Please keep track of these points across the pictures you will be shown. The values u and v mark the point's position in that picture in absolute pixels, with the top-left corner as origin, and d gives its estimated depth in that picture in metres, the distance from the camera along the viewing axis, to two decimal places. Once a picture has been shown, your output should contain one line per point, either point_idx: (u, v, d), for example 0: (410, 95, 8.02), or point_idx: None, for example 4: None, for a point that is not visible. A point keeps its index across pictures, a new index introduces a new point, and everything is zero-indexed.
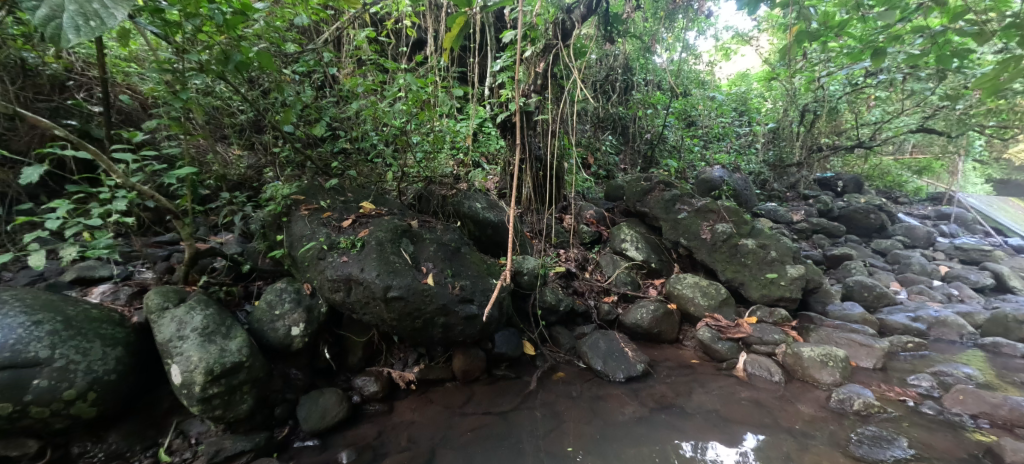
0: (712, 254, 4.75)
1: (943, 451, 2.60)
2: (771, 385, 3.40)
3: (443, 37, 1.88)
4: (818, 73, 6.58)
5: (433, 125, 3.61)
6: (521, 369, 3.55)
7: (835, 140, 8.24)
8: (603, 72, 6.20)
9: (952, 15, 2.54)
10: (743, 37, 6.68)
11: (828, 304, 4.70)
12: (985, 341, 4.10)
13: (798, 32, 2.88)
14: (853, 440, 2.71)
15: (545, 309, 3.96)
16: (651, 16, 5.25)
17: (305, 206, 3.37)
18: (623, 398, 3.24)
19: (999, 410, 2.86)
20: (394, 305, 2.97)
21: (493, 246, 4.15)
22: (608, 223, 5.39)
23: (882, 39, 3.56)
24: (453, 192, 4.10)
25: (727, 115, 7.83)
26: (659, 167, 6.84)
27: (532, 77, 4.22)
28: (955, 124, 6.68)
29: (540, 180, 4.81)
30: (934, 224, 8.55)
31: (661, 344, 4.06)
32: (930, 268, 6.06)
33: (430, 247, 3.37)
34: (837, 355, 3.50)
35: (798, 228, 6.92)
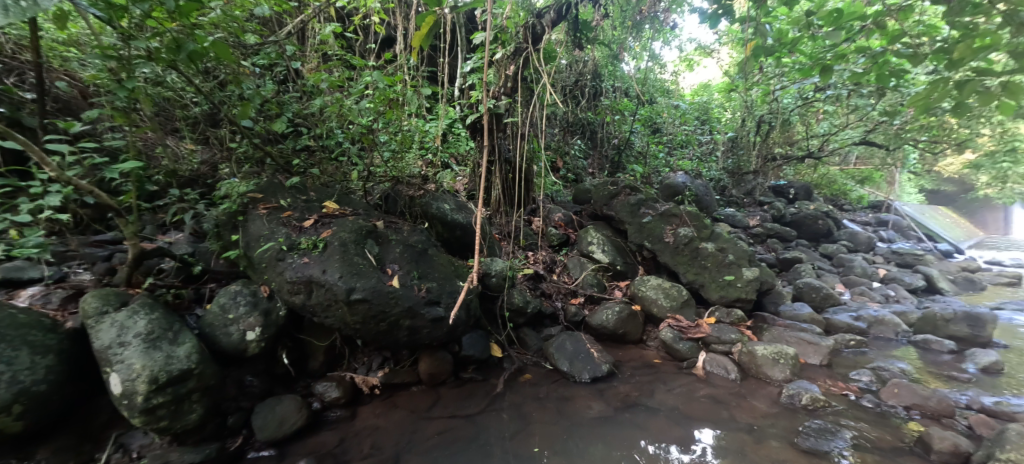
0: (675, 257, 4.91)
1: (880, 441, 2.79)
2: (728, 383, 3.55)
3: (412, 36, 1.86)
4: (774, 86, 6.95)
5: (401, 124, 3.55)
6: (488, 372, 3.54)
7: (788, 150, 8.71)
8: (573, 77, 6.30)
9: (891, 38, 2.74)
10: (705, 49, 6.96)
11: (781, 305, 4.96)
12: (918, 338, 4.44)
13: (755, 47, 3.04)
14: (801, 433, 2.87)
15: (513, 311, 3.96)
16: (619, 24, 5.36)
17: (263, 204, 3.22)
18: (589, 398, 3.29)
19: (929, 402, 3.10)
20: (358, 308, 2.89)
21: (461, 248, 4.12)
22: (576, 226, 5.48)
23: (831, 56, 3.80)
24: (421, 193, 4.03)
25: (690, 123, 8.12)
26: (626, 171, 7.01)
27: (503, 80, 4.18)
28: (893, 138, 7.22)
29: (509, 182, 4.82)
30: (874, 229, 9.21)
31: (625, 345, 4.16)
32: (871, 271, 6.52)
33: (396, 248, 3.30)
34: (788, 352, 3.67)
35: (754, 232, 7.27)
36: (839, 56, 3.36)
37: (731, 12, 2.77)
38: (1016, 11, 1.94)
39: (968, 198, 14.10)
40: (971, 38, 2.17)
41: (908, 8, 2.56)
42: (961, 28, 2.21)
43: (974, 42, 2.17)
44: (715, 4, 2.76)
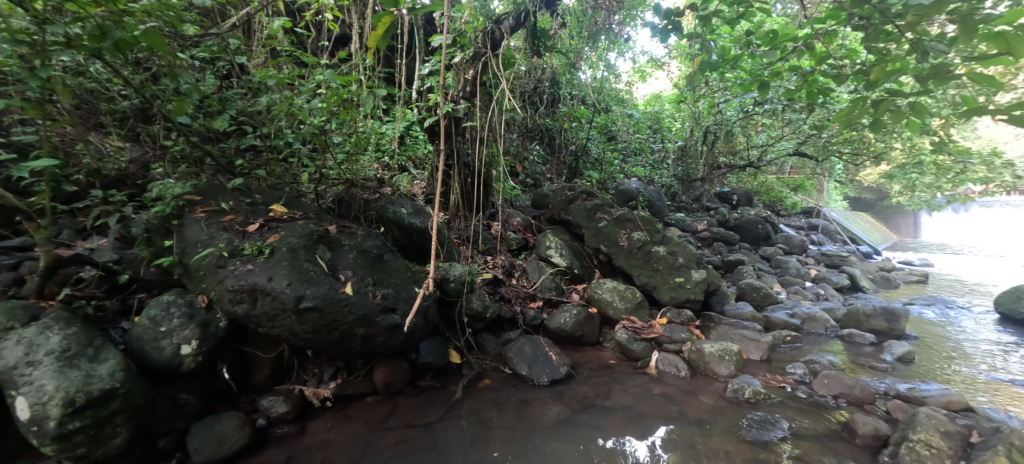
0: (629, 260, 5.07)
1: (813, 428, 3.01)
2: (678, 380, 3.70)
3: (368, 36, 1.80)
4: (718, 99, 7.38)
5: (356, 126, 3.44)
6: (447, 379, 3.48)
7: (731, 159, 9.27)
8: (532, 83, 6.29)
9: (820, 59, 2.99)
10: (656, 62, 7.28)
11: (725, 304, 5.24)
12: (843, 332, 4.84)
13: (701, 62, 3.22)
14: (744, 425, 3.04)
15: (472, 316, 3.92)
16: (576, 34, 5.50)
17: (201, 207, 3.01)
18: (548, 401, 3.32)
19: (853, 391, 3.38)
20: (307, 317, 2.75)
21: (419, 253, 4.04)
22: (535, 230, 5.53)
23: (768, 73, 4.08)
24: (377, 196, 3.90)
25: (642, 132, 8.45)
26: (582, 177, 7.20)
27: (462, 84, 4.22)
28: (821, 150, 7.87)
29: (468, 187, 4.79)
30: (807, 233, 9.99)
31: (582, 347, 4.23)
32: (804, 271, 7.06)
33: (349, 254, 3.18)
34: (732, 349, 3.88)
35: (702, 236, 7.67)
36: (774, 74, 3.64)
37: (679, 28, 2.92)
38: (921, 39, 2.16)
39: (883, 205, 15.66)
40: (885, 62, 2.41)
41: (832, 33, 2.82)
42: (877, 53, 2.44)
43: (887, 66, 2.41)
44: (664, 20, 2.91)
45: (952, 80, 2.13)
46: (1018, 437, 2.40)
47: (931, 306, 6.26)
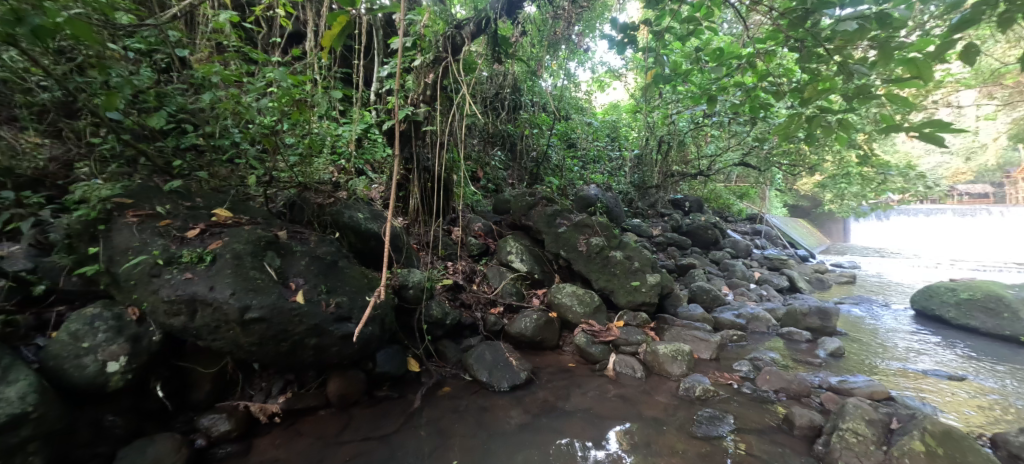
0: (588, 265, 5.18)
1: (756, 422, 3.19)
2: (634, 381, 3.82)
3: (323, 34, 1.74)
4: (671, 111, 7.72)
5: (309, 127, 3.31)
6: (405, 388, 3.40)
7: (683, 168, 9.71)
8: (494, 89, 6.30)
9: (761, 77, 3.20)
10: (614, 73, 7.51)
11: (678, 306, 5.47)
12: (783, 330, 5.17)
13: (655, 76, 3.37)
14: (695, 421, 3.17)
15: (431, 323, 3.85)
16: (537, 42, 5.57)
17: (132, 211, 2.78)
18: (508, 406, 3.32)
19: (791, 385, 3.62)
20: (253, 328, 2.59)
21: (376, 259, 3.92)
22: (495, 236, 5.53)
23: (716, 87, 4.30)
24: (332, 201, 3.77)
25: (601, 140, 8.70)
26: (543, 183, 7.30)
27: (422, 88, 4.16)
28: (763, 161, 8.42)
29: (427, 192, 4.73)
30: (751, 238, 10.64)
31: (542, 351, 4.27)
32: (749, 274, 7.51)
33: (301, 261, 3.04)
34: (684, 349, 4.05)
35: (657, 241, 7.98)
36: (721, 88, 3.85)
37: (635, 41, 3.04)
38: (847, 62, 2.36)
39: (818, 211, 16.99)
40: (816, 82, 2.61)
41: (771, 53, 3.03)
42: (810, 73, 2.64)
43: (819, 85, 2.61)
44: (621, 33, 3.02)
45: (873, 99, 2.35)
46: (931, 422, 2.64)
47: (858, 305, 6.83)
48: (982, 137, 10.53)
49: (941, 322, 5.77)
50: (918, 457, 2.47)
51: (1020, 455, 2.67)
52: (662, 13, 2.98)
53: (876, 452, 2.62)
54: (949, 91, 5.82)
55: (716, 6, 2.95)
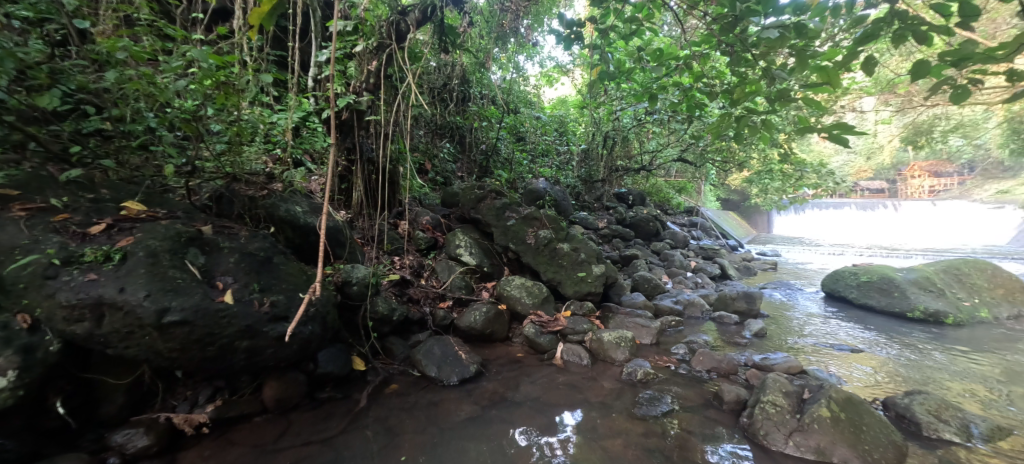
0: (536, 257, 5.25)
1: (690, 400, 3.42)
2: (581, 368, 3.95)
3: (249, 13, 1.61)
4: (615, 107, 7.93)
5: (238, 113, 3.05)
6: (349, 388, 3.28)
7: (627, 163, 10.11)
8: (442, 80, 6.12)
9: (697, 78, 3.41)
10: (562, 68, 7.61)
11: (622, 295, 5.71)
12: (715, 314, 5.57)
13: (601, 72, 3.45)
14: (636, 402, 3.34)
15: (377, 320, 3.72)
16: (485, 33, 5.52)
17: (18, 204, 2.41)
18: (457, 400, 3.30)
19: (721, 364, 3.91)
20: (173, 333, 2.38)
21: (316, 254, 3.72)
22: (444, 229, 5.45)
23: (657, 86, 4.49)
24: (264, 193, 3.54)
25: (549, 134, 8.83)
26: (492, 176, 7.32)
27: (365, 76, 3.97)
28: (699, 158, 8.95)
29: (372, 184, 4.56)
30: (689, 229, 11.33)
31: (492, 343, 4.29)
32: (685, 263, 8.00)
33: (229, 258, 2.82)
34: (627, 335, 4.25)
35: (602, 233, 8.27)
36: (661, 88, 4.04)
37: (581, 38, 3.09)
38: (770, 67, 2.55)
39: (747, 205, 18.45)
40: (744, 85, 2.81)
41: (705, 56, 3.22)
42: (739, 76, 2.83)
43: (746, 88, 2.81)
44: (568, 29, 3.07)
45: (791, 103, 2.56)
46: (836, 391, 2.95)
47: (778, 289, 7.51)
48: (879, 139, 11.91)
49: (846, 302, 6.48)
50: (825, 422, 2.76)
51: (904, 415, 3.08)
52: (607, 12, 3.06)
53: (791, 419, 2.88)
54: (854, 97, 6.50)
55: (656, 8, 3.08)
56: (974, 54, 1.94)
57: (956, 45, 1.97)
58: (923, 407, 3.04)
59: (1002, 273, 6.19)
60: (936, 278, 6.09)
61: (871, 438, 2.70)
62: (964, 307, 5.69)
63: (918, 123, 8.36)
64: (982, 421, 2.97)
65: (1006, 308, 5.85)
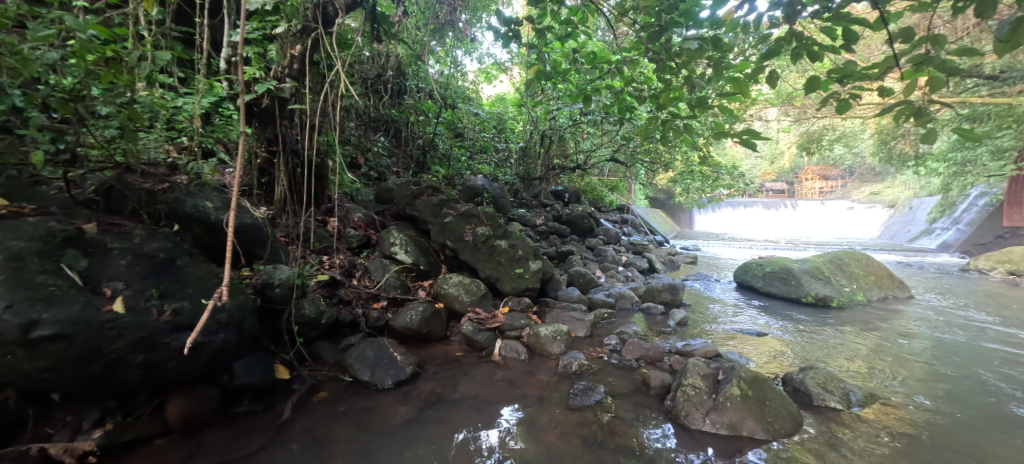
0: (474, 254, 5.22)
1: (621, 388, 3.59)
2: (519, 363, 3.98)
3: None
4: (552, 106, 7.97)
5: (132, 95, 2.67)
6: (271, 399, 3.03)
7: (563, 161, 10.38)
8: (375, 71, 5.92)
9: (627, 82, 3.58)
10: (499, 65, 7.62)
11: (559, 290, 5.86)
12: (644, 306, 5.91)
13: (538, 72, 3.49)
14: (571, 393, 3.44)
15: (303, 324, 3.47)
16: (421, 25, 5.38)
17: None
18: (392, 403, 3.19)
19: (648, 352, 4.15)
20: (46, 350, 2.03)
21: (231, 255, 3.37)
22: (378, 227, 5.22)
23: (591, 88, 4.64)
24: (166, 187, 3.12)
25: (488, 132, 8.71)
26: (429, 173, 7.16)
27: (288, 61, 3.66)
28: (629, 158, 9.43)
29: (296, 178, 4.26)
30: (620, 226, 11.93)
31: (429, 343, 4.19)
32: (617, 258, 8.40)
33: (120, 261, 2.47)
34: (563, 329, 4.36)
35: (540, 230, 8.43)
36: (594, 89, 4.19)
37: (519, 36, 3.09)
38: (690, 76, 2.71)
39: (672, 203, 19.80)
40: (669, 91, 2.99)
41: (634, 61, 3.39)
42: (665, 82, 3.00)
43: (671, 95, 2.99)
44: (506, 27, 3.04)
45: (709, 109, 2.77)
46: (744, 370, 3.25)
47: (698, 281, 8.15)
48: (781, 145, 13.37)
49: (754, 291, 7.21)
50: (735, 400, 3.02)
51: (799, 388, 3.47)
52: (543, 13, 3.09)
53: (707, 400, 3.12)
54: (761, 107, 7.21)
55: (590, 13, 3.19)
56: (854, 72, 2.20)
57: (841, 64, 2.22)
58: (814, 380, 3.45)
59: (874, 262, 7.21)
60: (824, 268, 6.95)
61: (773, 411, 3.01)
62: (845, 292, 6.56)
63: (811, 132, 9.49)
64: (858, 390, 3.44)
65: (876, 292, 6.82)
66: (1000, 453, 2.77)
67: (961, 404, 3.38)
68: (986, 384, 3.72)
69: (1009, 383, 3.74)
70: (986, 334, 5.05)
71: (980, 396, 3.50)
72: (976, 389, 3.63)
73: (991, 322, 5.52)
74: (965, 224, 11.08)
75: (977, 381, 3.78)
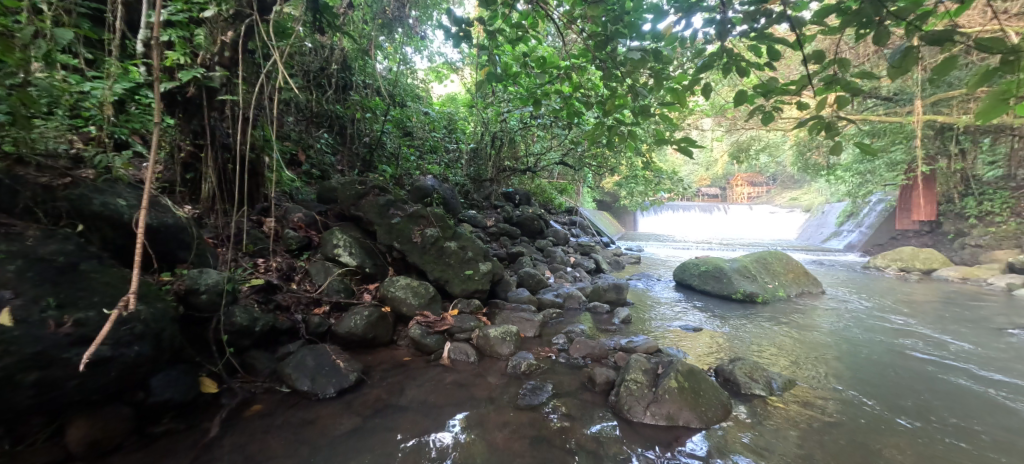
0: (422, 256, 5.11)
1: (568, 385, 3.67)
2: (468, 366, 3.95)
3: None
4: (503, 108, 7.94)
5: (25, 76, 2.33)
6: (197, 416, 2.78)
7: (514, 164, 10.46)
8: (318, 63, 5.89)
9: (575, 89, 3.67)
10: (450, 65, 7.56)
11: (508, 291, 5.90)
12: (590, 304, 6.10)
13: (489, 73, 3.47)
14: (520, 393, 3.47)
15: (234, 333, 3.22)
16: (368, 19, 5.24)
17: None
18: (335, 412, 3.04)
19: (594, 350, 4.28)
20: None
21: (143, 257, 3.02)
22: (320, 227, 4.96)
23: (540, 91, 4.71)
24: (67, 182, 2.72)
25: (438, 131, 8.54)
26: (376, 172, 6.91)
27: (218, 47, 3.39)
28: (578, 161, 9.69)
29: (226, 175, 3.94)
30: (569, 228, 12.22)
31: (375, 348, 4.04)
32: (566, 259, 8.59)
33: (9, 266, 2.15)
34: (512, 330, 4.38)
35: (490, 231, 8.43)
36: (544, 94, 4.26)
37: (469, 37, 3.05)
38: (635, 85, 2.82)
39: (617, 206, 20.57)
40: (614, 98, 3.09)
41: (582, 68, 3.47)
42: (611, 90, 3.11)
43: (616, 101, 3.09)
44: (456, 26, 3.00)
45: (651, 117, 2.90)
46: (681, 364, 3.44)
47: (641, 280, 8.55)
48: (715, 152, 14.36)
49: (691, 289, 7.68)
50: (673, 392, 3.19)
51: (729, 378, 3.73)
52: (494, 15, 3.06)
53: (648, 393, 3.27)
54: (697, 117, 7.72)
55: (540, 18, 3.23)
56: (776, 88, 2.41)
57: (764, 80, 2.42)
58: (741, 370, 3.73)
59: (792, 261, 7.92)
60: (752, 267, 7.54)
61: (706, 400, 3.21)
62: (769, 288, 7.16)
63: (740, 142, 10.29)
64: (779, 377, 3.76)
65: (794, 288, 7.51)
66: (900, 440, 2.96)
67: (869, 396, 3.61)
68: (892, 376, 4.01)
69: (913, 375, 4.03)
70: (897, 330, 5.45)
71: (885, 387, 3.77)
72: (882, 381, 3.91)
73: (905, 319, 5.94)
74: (867, 227, 12.48)
75: (884, 373, 4.08)
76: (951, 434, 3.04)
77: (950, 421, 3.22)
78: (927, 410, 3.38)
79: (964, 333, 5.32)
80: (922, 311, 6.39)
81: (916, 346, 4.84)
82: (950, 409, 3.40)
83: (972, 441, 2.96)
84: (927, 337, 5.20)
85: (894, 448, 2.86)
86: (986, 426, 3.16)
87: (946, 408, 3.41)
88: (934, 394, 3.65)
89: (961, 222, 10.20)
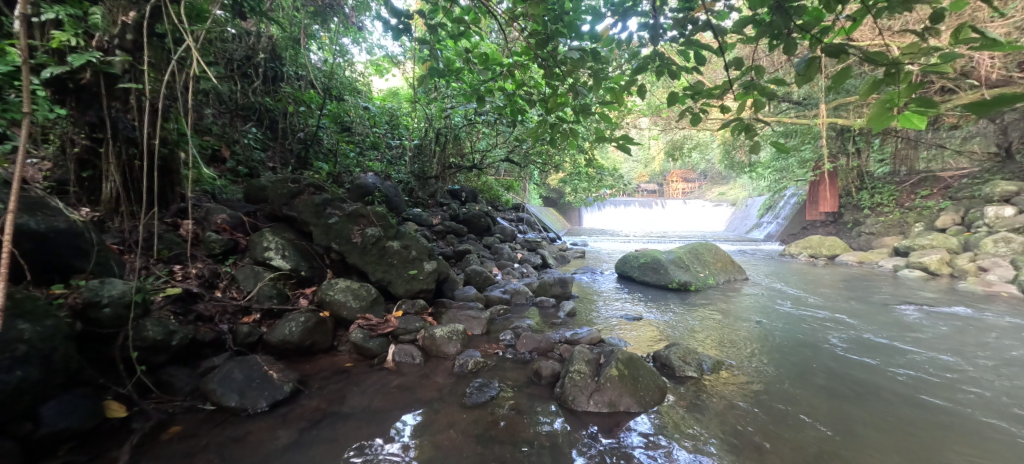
0: (363, 256, 4.90)
1: (515, 381, 3.69)
2: (413, 368, 3.85)
3: None
4: (446, 104, 7.82)
5: None
6: (102, 445, 2.47)
7: (459, 160, 10.33)
8: (242, 51, 5.47)
9: (519, 87, 3.66)
10: (389, 57, 7.29)
11: (455, 290, 5.83)
12: (537, 299, 6.18)
13: (430, 68, 3.35)
14: (467, 392, 3.43)
15: (146, 349, 2.89)
16: (298, 5, 4.92)
17: None
18: (268, 427, 2.83)
19: (541, 344, 4.34)
20: None
21: (11, 272, 2.61)
22: (248, 229, 4.60)
23: (483, 85, 4.68)
24: None
25: (379, 127, 8.20)
26: (311, 168, 6.50)
27: (117, 29, 3.01)
28: (522, 158, 9.76)
29: (132, 173, 3.53)
30: (516, 225, 12.27)
31: (313, 356, 3.82)
32: (513, 255, 8.63)
33: None
34: (459, 328, 4.33)
35: (436, 229, 8.26)
36: (488, 90, 4.23)
37: (410, 30, 2.95)
38: (575, 83, 2.87)
39: (563, 202, 20.98)
40: (554, 97, 3.12)
41: (525, 65, 3.45)
42: (554, 88, 3.14)
43: (557, 100, 3.13)
44: (396, 19, 2.87)
45: (590, 116, 2.97)
46: (622, 352, 3.57)
47: (585, 274, 8.80)
48: (652, 150, 15.08)
49: (632, 281, 8.04)
50: (614, 380, 3.32)
51: (666, 363, 3.95)
52: (435, 8, 2.96)
53: (592, 382, 3.37)
54: (635, 116, 8.08)
55: (483, 14, 3.16)
56: (703, 90, 2.54)
57: (693, 83, 2.54)
58: (676, 354, 3.97)
59: (720, 250, 8.54)
60: (685, 257, 8.02)
61: (645, 385, 3.38)
62: (701, 277, 7.67)
63: (675, 140, 10.90)
64: (709, 359, 4.05)
65: (723, 276, 8.10)
66: (816, 421, 3.11)
67: (790, 382, 3.74)
68: (817, 367, 4.09)
69: (831, 359, 4.26)
70: (817, 315, 5.84)
71: (801, 365, 4.11)
72: (799, 359, 4.26)
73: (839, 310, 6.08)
74: (783, 218, 13.72)
75: (806, 358, 4.30)
76: (857, 409, 3.30)
77: (860, 405, 3.36)
78: (849, 403, 3.40)
79: (873, 316, 5.75)
80: (846, 298, 6.75)
81: (839, 335, 5.00)
82: (866, 398, 3.48)
83: (874, 414, 3.23)
84: (848, 323, 5.45)
85: (812, 444, 2.84)
86: (888, 403, 3.40)
87: (862, 397, 3.49)
88: (855, 384, 3.71)
89: (858, 213, 11.53)
